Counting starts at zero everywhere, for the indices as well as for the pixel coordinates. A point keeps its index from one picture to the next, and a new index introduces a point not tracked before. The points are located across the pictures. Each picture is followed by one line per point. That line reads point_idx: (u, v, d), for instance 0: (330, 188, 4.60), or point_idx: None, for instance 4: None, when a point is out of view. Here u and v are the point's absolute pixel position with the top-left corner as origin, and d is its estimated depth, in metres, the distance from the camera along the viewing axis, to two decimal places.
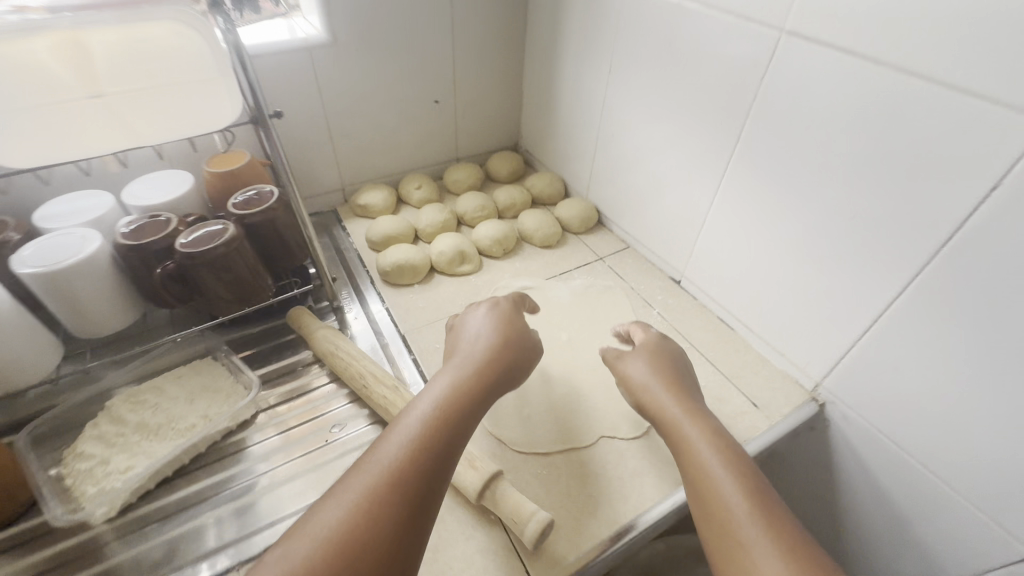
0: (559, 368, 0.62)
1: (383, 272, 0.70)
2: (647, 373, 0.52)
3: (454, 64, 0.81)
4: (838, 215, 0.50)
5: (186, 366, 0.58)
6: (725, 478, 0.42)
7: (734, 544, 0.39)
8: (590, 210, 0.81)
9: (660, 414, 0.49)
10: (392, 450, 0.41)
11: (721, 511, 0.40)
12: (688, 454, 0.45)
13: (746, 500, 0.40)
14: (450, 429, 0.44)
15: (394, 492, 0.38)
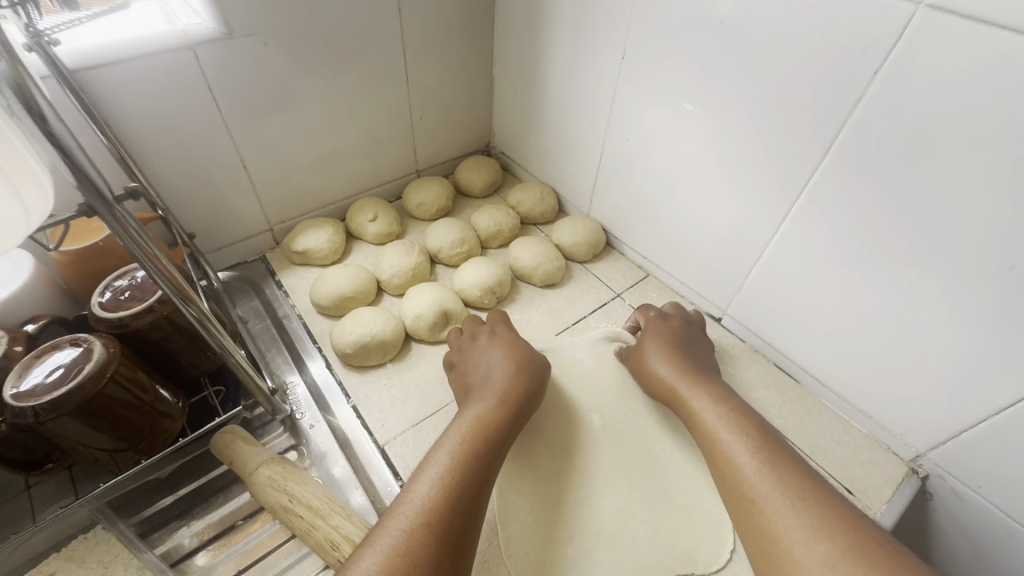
0: (600, 473, 0.46)
1: (341, 353, 0.52)
2: (656, 353, 0.47)
3: (405, 52, 0.61)
4: (974, 262, 0.37)
5: (61, 555, 0.39)
6: (737, 443, 0.37)
7: (757, 518, 0.33)
8: (596, 230, 0.65)
9: (669, 393, 0.44)
10: (429, 486, 0.33)
11: (740, 486, 0.34)
12: (702, 432, 0.39)
13: (766, 468, 0.34)
14: (487, 455, 0.37)
15: (430, 535, 0.31)
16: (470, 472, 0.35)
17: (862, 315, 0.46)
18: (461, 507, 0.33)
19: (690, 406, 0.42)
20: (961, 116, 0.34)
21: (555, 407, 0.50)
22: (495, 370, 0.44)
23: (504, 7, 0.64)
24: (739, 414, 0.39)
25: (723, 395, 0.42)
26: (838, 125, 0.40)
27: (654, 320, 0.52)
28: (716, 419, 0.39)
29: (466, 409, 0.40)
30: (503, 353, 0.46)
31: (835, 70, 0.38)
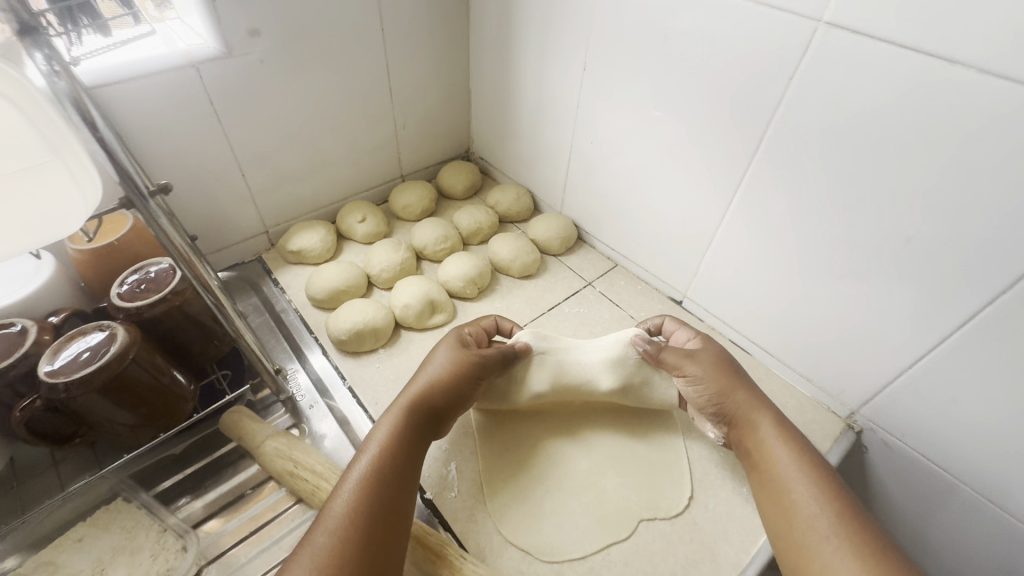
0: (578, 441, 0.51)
1: (336, 340, 0.57)
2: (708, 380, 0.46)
3: (388, 67, 0.67)
4: (882, 237, 0.43)
5: (88, 522, 0.43)
6: (817, 517, 0.38)
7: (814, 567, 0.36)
8: (569, 226, 0.71)
9: (746, 435, 0.45)
10: (344, 502, 0.37)
11: (802, 535, 0.38)
12: (769, 470, 0.42)
13: (833, 523, 0.37)
14: (401, 463, 0.40)
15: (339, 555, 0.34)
16: (380, 487, 0.38)
17: (799, 289, 0.52)
18: (370, 521, 0.36)
19: (755, 441, 0.44)
20: (859, 113, 0.40)
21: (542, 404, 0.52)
22: (424, 372, 0.46)
23: (479, 25, 0.70)
24: (809, 458, 0.41)
25: (795, 435, 0.43)
26: (765, 124, 0.47)
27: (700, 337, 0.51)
28: (791, 465, 0.41)
29: (384, 416, 0.42)
30: (437, 355, 0.48)
31: (759, 78, 0.45)
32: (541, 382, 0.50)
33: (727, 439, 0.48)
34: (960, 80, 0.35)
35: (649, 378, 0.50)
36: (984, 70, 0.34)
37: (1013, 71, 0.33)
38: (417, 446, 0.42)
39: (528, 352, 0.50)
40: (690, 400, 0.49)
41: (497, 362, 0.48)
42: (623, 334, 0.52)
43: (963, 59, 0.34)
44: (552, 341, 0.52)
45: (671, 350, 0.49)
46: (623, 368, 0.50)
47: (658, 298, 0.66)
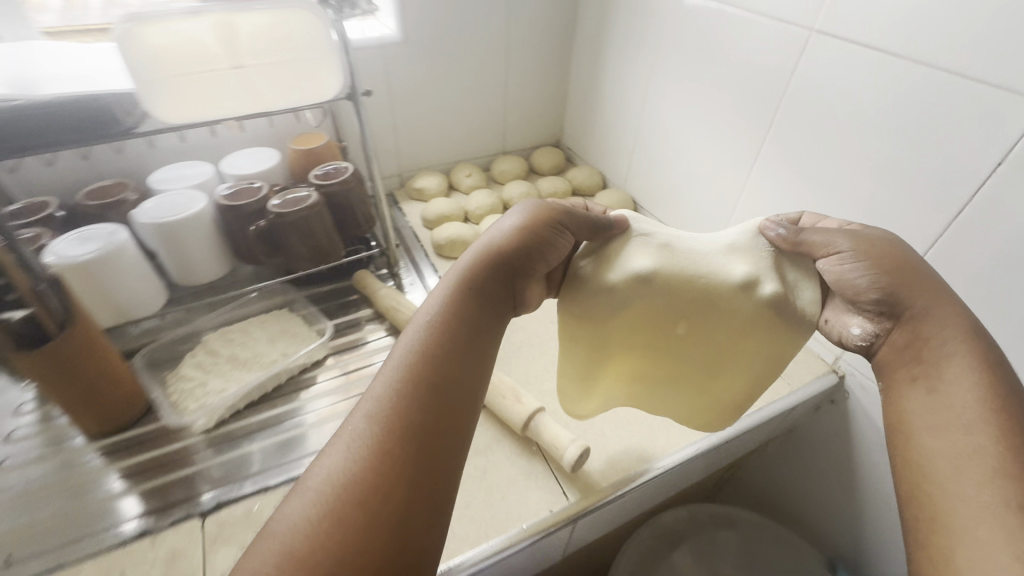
0: (662, 372, 0.50)
1: (437, 245, 0.78)
2: (873, 277, 0.41)
3: (508, 64, 0.89)
4: (857, 195, 0.55)
5: (268, 313, 0.67)
6: (992, 482, 0.32)
7: (957, 520, 0.32)
8: (626, 198, 0.88)
9: (927, 358, 0.39)
10: (385, 391, 0.35)
11: (953, 484, 0.33)
12: (939, 405, 0.36)
13: (1005, 484, 0.32)
14: (447, 347, 0.38)
15: (383, 439, 0.33)
16: (431, 371, 0.36)
17: None
18: (424, 398, 0.35)
19: (936, 361, 0.38)
20: (838, 97, 0.54)
21: (643, 297, 0.46)
22: (479, 248, 0.43)
23: (580, 41, 0.91)
24: (1002, 400, 0.35)
25: (1000, 374, 0.36)
26: (775, 107, 0.61)
27: (854, 223, 0.46)
28: (985, 413, 0.34)
29: (433, 295, 0.41)
30: (497, 226, 0.44)
31: (772, 72, 0.60)
32: (644, 265, 0.45)
33: (884, 340, 0.42)
34: (903, 68, 0.48)
35: (785, 272, 0.45)
36: (917, 60, 0.47)
37: (933, 58, 0.45)
38: (477, 322, 0.40)
39: (624, 225, 0.47)
40: (831, 282, 0.43)
41: (583, 232, 0.45)
42: (750, 223, 0.47)
43: (902, 54, 0.48)
44: (652, 223, 0.48)
45: (814, 230, 0.44)
46: (754, 256, 0.45)
47: None
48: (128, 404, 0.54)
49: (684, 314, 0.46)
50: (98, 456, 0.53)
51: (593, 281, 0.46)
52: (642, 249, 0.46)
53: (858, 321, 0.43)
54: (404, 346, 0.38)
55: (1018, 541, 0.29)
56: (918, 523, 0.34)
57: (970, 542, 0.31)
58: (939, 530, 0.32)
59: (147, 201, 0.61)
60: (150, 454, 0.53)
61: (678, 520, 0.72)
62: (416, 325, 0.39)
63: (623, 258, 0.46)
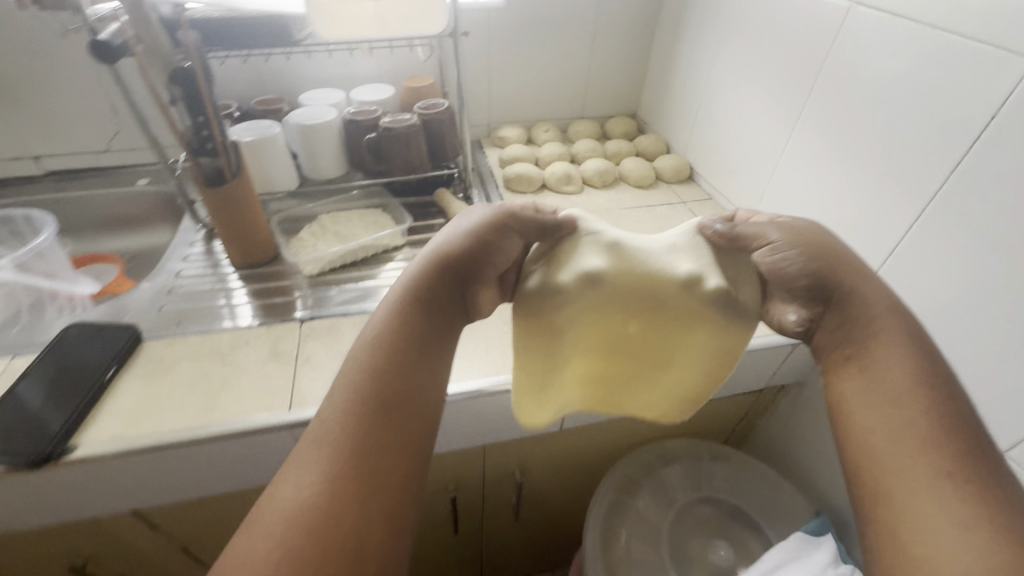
0: (623, 373, 0.56)
1: (507, 180, 0.92)
2: (807, 261, 0.46)
3: (593, 36, 1.01)
4: (874, 154, 0.60)
5: (367, 208, 0.85)
6: (925, 450, 0.37)
7: (899, 487, 0.36)
8: (684, 164, 0.96)
9: (853, 337, 0.44)
10: (335, 415, 0.38)
11: (891, 455, 0.38)
12: (872, 381, 0.41)
13: (934, 452, 0.36)
14: (392, 360, 0.41)
15: (333, 467, 0.35)
16: (381, 385, 0.40)
17: (822, 204, 0.68)
18: (373, 421, 0.38)
19: (870, 341, 0.43)
20: (867, 62, 0.59)
21: (595, 295, 0.51)
22: (429, 264, 0.48)
23: (664, 19, 1.00)
24: (924, 375, 0.40)
25: (924, 353, 0.42)
26: (816, 74, 0.67)
27: (784, 214, 0.51)
28: (917, 388, 0.40)
29: (380, 311, 0.45)
30: (441, 238, 0.50)
31: (816, 42, 0.66)
32: (594, 263, 0.50)
33: (816, 327, 0.47)
34: (921, 33, 0.53)
35: (722, 263, 0.50)
36: (934, 26, 0.52)
37: (947, 23, 0.51)
38: (424, 329, 0.44)
39: (574, 225, 0.52)
40: (767, 272, 0.48)
41: (532, 233, 0.51)
42: (688, 223, 0.53)
43: (923, 20, 0.53)
44: (600, 223, 0.53)
45: (747, 223, 0.50)
46: (695, 254, 0.51)
47: None
48: (264, 248, 0.75)
49: (633, 314, 0.51)
50: (239, 279, 0.74)
51: (546, 281, 0.51)
52: (592, 248, 0.51)
53: (794, 309, 0.48)
54: (349, 374, 0.42)
55: (955, 503, 0.34)
56: (868, 495, 0.38)
57: (917, 516, 0.35)
58: (887, 502, 0.37)
59: (296, 110, 0.82)
60: (273, 284, 0.73)
61: (677, 445, 0.79)
62: (361, 353, 0.43)
63: (573, 259, 0.51)
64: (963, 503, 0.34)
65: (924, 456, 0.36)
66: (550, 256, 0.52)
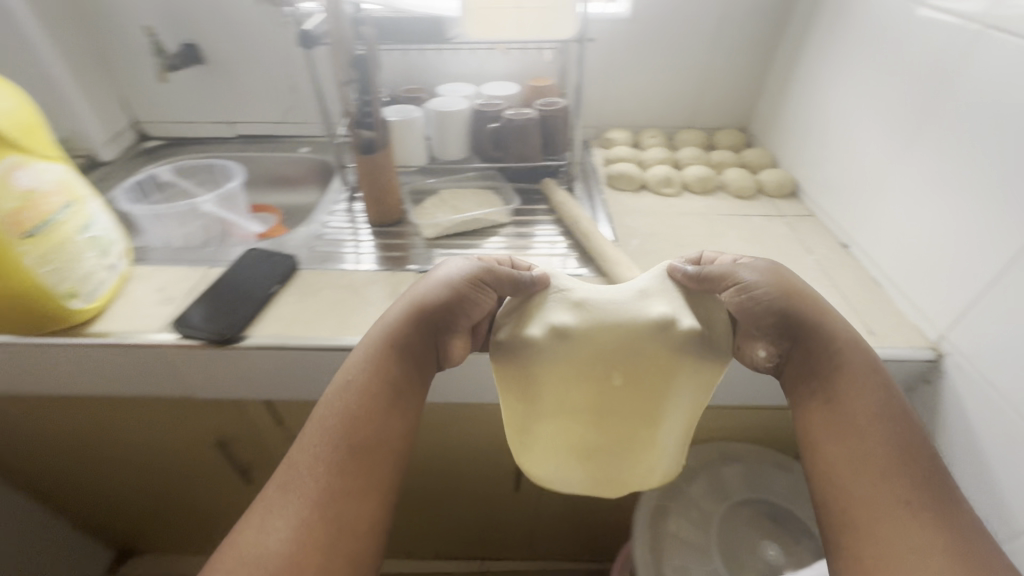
0: (604, 433, 0.61)
1: (609, 177, 0.99)
2: (777, 302, 0.56)
3: (712, 49, 1.04)
4: (988, 177, 0.59)
5: (481, 187, 0.96)
6: (883, 481, 0.48)
7: (866, 515, 0.47)
8: (788, 179, 0.96)
9: (823, 375, 0.55)
10: (314, 455, 0.52)
11: (854, 484, 0.49)
12: (837, 416, 0.52)
13: (892, 482, 0.48)
14: (359, 408, 0.54)
15: (303, 503, 0.49)
16: (350, 432, 0.53)
17: (930, 225, 0.67)
18: (341, 463, 0.52)
19: (837, 377, 0.54)
20: (995, 84, 0.58)
21: (568, 351, 0.57)
22: (401, 315, 0.59)
23: (787, 35, 1.01)
24: (882, 411, 0.51)
25: (886, 390, 0.53)
26: (937, 95, 0.66)
27: (744, 257, 0.60)
28: (878, 425, 0.51)
29: (356, 360, 0.57)
30: (415, 293, 0.60)
31: (942, 63, 0.66)
32: (569, 317, 0.57)
33: (783, 358, 0.58)
34: None
35: (695, 302, 0.58)
36: None
37: None
38: (391, 376, 0.56)
39: (545, 283, 0.60)
40: (737, 310, 0.57)
41: (506, 289, 0.60)
42: (659, 268, 0.60)
43: None
44: (571, 282, 0.60)
45: (716, 267, 0.58)
46: (669, 297, 0.58)
47: (832, 239, 0.86)
48: (394, 210, 0.88)
49: (614, 366, 0.56)
50: (370, 234, 0.88)
51: (517, 337, 0.58)
52: (563, 305, 0.58)
53: (763, 346, 0.58)
54: (325, 411, 0.55)
55: (913, 524, 0.46)
56: (835, 519, 0.49)
57: (878, 537, 0.46)
58: (851, 524, 0.48)
59: (435, 98, 0.95)
60: (398, 241, 0.86)
61: (743, 448, 0.81)
62: (334, 394, 0.55)
63: (544, 313, 0.58)
64: (919, 524, 0.46)
65: (882, 487, 0.48)
66: (523, 308, 0.59)
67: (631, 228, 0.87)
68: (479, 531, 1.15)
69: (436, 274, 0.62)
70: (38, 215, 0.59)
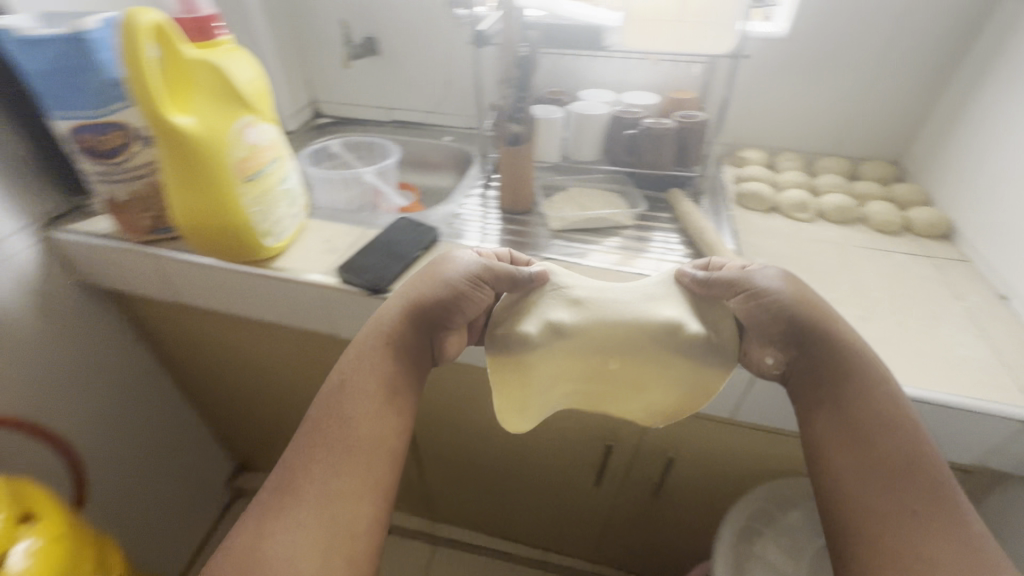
0: (598, 413, 0.69)
1: (738, 194, 0.98)
2: (779, 312, 0.59)
3: (873, 75, 0.99)
4: None
5: (607, 189, 1.00)
6: (892, 488, 0.53)
7: (875, 519, 0.53)
8: (942, 219, 0.89)
9: (831, 383, 0.59)
10: (306, 452, 0.58)
11: (863, 490, 0.54)
12: (846, 421, 0.57)
13: (900, 489, 0.53)
14: (349, 410, 0.61)
15: (301, 497, 0.55)
16: (341, 431, 0.60)
17: None
18: (337, 459, 0.58)
19: (847, 388, 0.58)
20: None
21: (568, 343, 0.65)
22: (396, 315, 0.66)
23: (965, 66, 0.93)
24: (891, 419, 0.56)
25: (893, 398, 0.57)
26: None
27: (750, 264, 0.64)
28: (880, 437, 0.55)
29: (352, 360, 0.64)
30: (408, 290, 0.67)
31: None
32: (564, 315, 0.65)
33: (790, 366, 0.61)
34: None
35: (695, 306, 0.65)
36: None
37: None
38: (384, 372, 0.64)
39: (542, 280, 0.67)
40: (744, 316, 0.62)
41: (502, 285, 0.66)
42: (666, 275, 0.68)
43: None
44: (570, 279, 0.68)
45: (717, 276, 0.63)
46: (672, 301, 0.65)
47: (988, 289, 0.79)
48: (525, 200, 0.95)
49: (610, 355, 0.65)
50: (500, 219, 0.96)
51: (512, 334, 0.65)
52: (559, 303, 0.66)
53: (770, 354, 0.62)
54: (324, 405, 0.62)
55: (920, 527, 0.51)
56: (845, 521, 0.54)
57: (888, 538, 0.51)
58: (863, 527, 0.53)
59: (577, 101, 1.01)
60: (525, 228, 0.93)
61: None
62: (333, 391, 0.63)
63: (539, 310, 0.66)
64: (925, 529, 0.51)
65: (890, 494, 0.53)
66: (517, 301, 0.67)
67: (756, 247, 0.86)
68: (549, 519, 1.18)
69: (433, 268, 0.69)
70: (257, 164, 0.73)
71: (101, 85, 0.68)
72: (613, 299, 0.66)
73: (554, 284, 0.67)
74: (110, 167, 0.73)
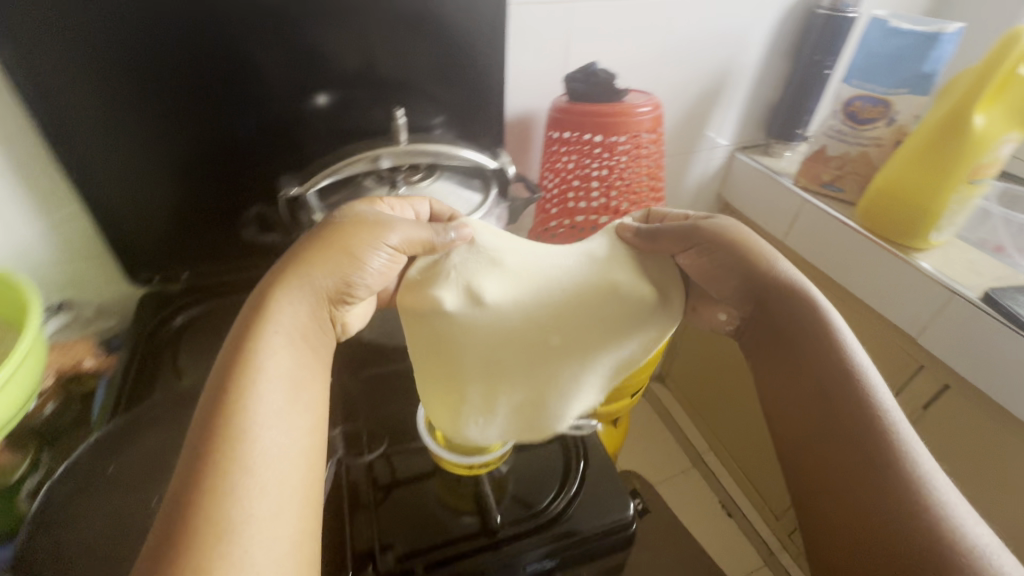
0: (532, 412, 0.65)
1: None
2: (710, 270, 0.63)
3: None
4: None
5: None
6: (826, 452, 0.50)
7: (814, 492, 0.50)
8: None
9: (777, 335, 0.59)
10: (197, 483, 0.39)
11: (798, 455, 0.53)
12: (782, 368, 0.57)
13: (827, 447, 0.50)
14: (248, 402, 0.44)
15: (196, 531, 0.37)
16: (239, 439, 0.42)
17: None
18: (238, 479, 0.40)
19: (788, 341, 0.57)
20: None
21: (495, 321, 0.61)
22: (301, 294, 0.52)
23: None
24: (817, 370, 0.54)
25: (812, 325, 0.56)
26: None
27: (689, 215, 0.68)
28: (828, 391, 0.52)
29: (235, 330, 0.49)
30: (303, 242, 0.55)
31: None
32: (495, 291, 0.61)
33: (742, 323, 0.64)
34: None
35: (626, 258, 0.65)
36: None
37: None
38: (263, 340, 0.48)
39: (466, 241, 0.63)
40: (695, 274, 0.65)
41: (419, 251, 0.61)
42: (613, 226, 0.69)
43: None
44: (492, 240, 0.64)
45: (654, 232, 0.65)
46: (590, 266, 0.64)
47: None
48: None
49: (558, 327, 0.61)
50: None
51: (435, 307, 0.60)
52: (487, 276, 0.61)
53: (721, 313, 0.67)
54: (208, 425, 0.42)
55: (854, 493, 0.47)
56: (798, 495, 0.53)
57: (828, 510, 0.48)
58: (808, 498, 0.51)
59: None
60: None
61: None
62: (210, 410, 0.43)
63: (477, 285, 0.61)
64: (860, 492, 0.46)
65: (825, 460, 0.50)
66: (438, 264, 0.62)
67: None
68: None
69: (345, 218, 0.58)
70: (980, 175, 0.82)
71: (912, 76, 0.88)
72: (541, 257, 0.65)
73: (475, 243, 0.63)
74: (851, 130, 0.97)
